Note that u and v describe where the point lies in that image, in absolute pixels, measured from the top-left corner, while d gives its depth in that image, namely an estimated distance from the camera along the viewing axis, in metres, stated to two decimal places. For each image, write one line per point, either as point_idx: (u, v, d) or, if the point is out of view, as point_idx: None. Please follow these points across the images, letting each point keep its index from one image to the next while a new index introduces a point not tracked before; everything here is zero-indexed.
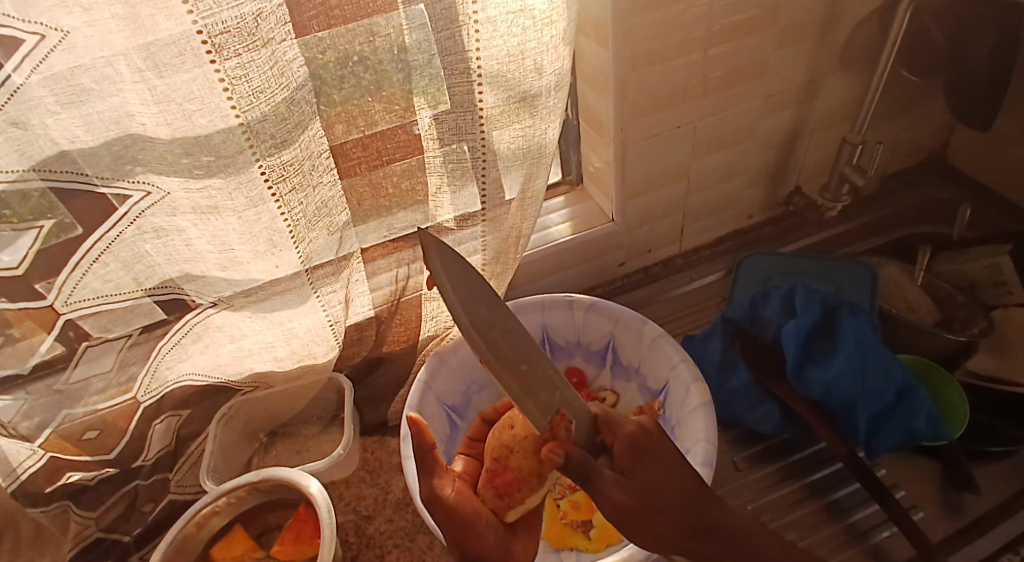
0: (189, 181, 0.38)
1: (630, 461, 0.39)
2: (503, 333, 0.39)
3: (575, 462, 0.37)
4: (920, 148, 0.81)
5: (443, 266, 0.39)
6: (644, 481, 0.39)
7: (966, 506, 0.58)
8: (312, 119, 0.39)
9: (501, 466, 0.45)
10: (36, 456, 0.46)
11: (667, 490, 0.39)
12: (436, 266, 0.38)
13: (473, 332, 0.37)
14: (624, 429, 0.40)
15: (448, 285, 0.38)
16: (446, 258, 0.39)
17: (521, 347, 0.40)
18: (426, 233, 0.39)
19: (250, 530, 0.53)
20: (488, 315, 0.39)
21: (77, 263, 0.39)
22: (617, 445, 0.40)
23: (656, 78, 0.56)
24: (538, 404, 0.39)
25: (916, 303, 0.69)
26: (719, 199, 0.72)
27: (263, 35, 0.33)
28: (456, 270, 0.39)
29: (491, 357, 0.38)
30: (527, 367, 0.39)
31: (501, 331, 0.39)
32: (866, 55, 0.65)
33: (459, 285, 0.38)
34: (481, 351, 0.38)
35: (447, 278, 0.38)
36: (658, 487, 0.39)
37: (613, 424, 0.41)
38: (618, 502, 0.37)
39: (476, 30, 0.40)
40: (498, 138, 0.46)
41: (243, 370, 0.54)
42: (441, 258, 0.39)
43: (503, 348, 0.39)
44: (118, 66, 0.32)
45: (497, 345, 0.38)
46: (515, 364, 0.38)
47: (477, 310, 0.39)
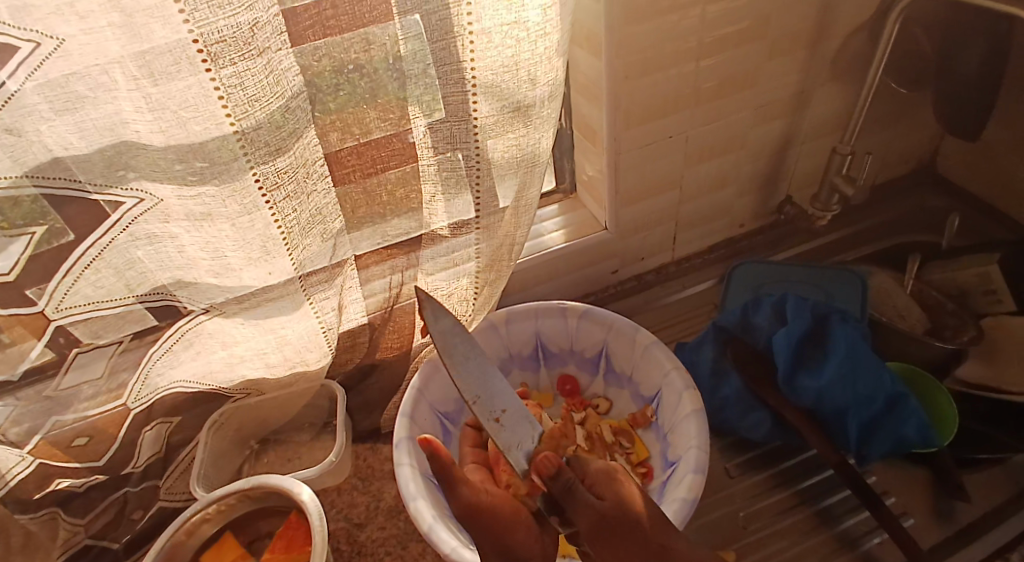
0: (183, 188, 0.38)
1: (603, 485, 0.42)
2: (485, 382, 0.47)
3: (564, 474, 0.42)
4: (908, 158, 0.82)
5: (434, 321, 0.47)
6: (617, 502, 0.41)
7: (955, 512, 0.58)
8: (307, 128, 0.39)
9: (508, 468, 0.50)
10: (25, 462, 0.46)
11: (638, 518, 0.40)
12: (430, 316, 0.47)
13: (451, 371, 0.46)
14: (595, 462, 0.44)
15: (437, 335, 0.47)
16: (435, 310, 0.48)
17: (502, 397, 0.47)
18: (421, 292, 0.47)
19: (241, 538, 0.53)
20: (471, 358, 0.48)
21: (69, 270, 0.38)
22: (589, 476, 0.43)
23: (648, 89, 0.56)
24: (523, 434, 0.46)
25: (906, 312, 0.70)
26: (711, 207, 0.73)
27: (259, 44, 0.33)
28: (447, 328, 0.48)
29: (474, 399, 0.46)
30: (504, 412, 0.46)
31: (479, 385, 0.47)
32: (855, 67, 0.66)
33: (448, 344, 0.47)
34: (464, 395, 0.46)
35: (440, 337, 0.47)
36: (631, 512, 0.40)
37: (585, 461, 0.45)
38: (596, 510, 0.40)
39: (471, 41, 0.40)
40: (493, 147, 0.46)
41: (235, 377, 0.53)
42: (432, 310, 0.47)
43: (483, 397, 0.46)
44: (114, 73, 0.32)
45: (480, 390, 0.47)
46: (490, 411, 0.46)
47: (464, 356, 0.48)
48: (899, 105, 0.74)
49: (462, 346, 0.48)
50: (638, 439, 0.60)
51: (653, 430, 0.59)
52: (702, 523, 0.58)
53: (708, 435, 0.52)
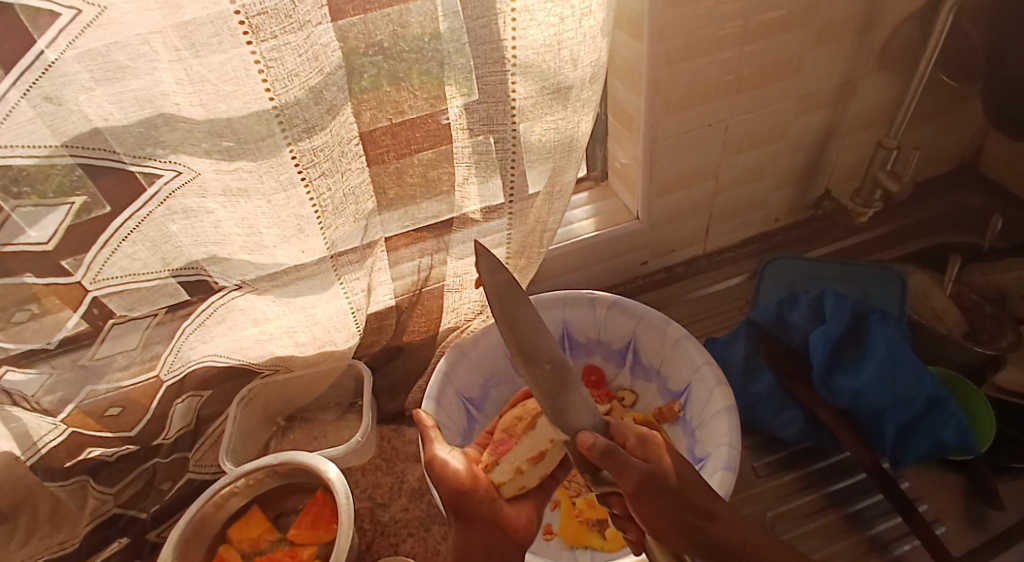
0: (220, 162, 0.38)
1: (642, 451, 0.41)
2: (536, 332, 0.43)
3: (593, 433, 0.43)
4: (952, 155, 0.79)
5: (489, 274, 0.43)
6: (659, 466, 0.40)
7: (990, 521, 0.57)
8: (343, 105, 0.39)
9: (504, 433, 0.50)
10: (57, 431, 0.47)
11: (677, 479, 0.40)
12: (485, 267, 0.43)
13: (505, 327, 0.42)
14: (634, 429, 0.43)
15: (489, 288, 0.43)
16: (491, 262, 0.43)
17: (552, 353, 0.43)
18: (478, 241, 0.43)
19: (267, 512, 0.54)
20: (525, 314, 0.43)
21: (106, 241, 0.39)
22: (629, 441, 0.42)
23: (687, 75, 0.55)
24: (559, 402, 0.42)
25: (944, 315, 0.68)
26: (747, 199, 0.71)
27: (301, 18, 0.33)
28: (498, 274, 0.43)
29: (521, 352, 0.42)
30: (550, 365, 0.42)
31: (535, 333, 0.43)
32: (905, 57, 0.63)
33: (500, 291, 0.43)
34: (512, 344, 0.42)
35: (490, 282, 0.43)
36: (672, 476, 0.40)
37: (623, 427, 0.44)
38: (640, 472, 0.39)
39: (512, 19, 0.39)
40: (528, 130, 0.46)
41: (264, 354, 0.54)
42: (487, 262, 0.43)
43: (532, 347, 0.42)
44: (155, 44, 0.32)
45: (531, 344, 0.42)
46: (540, 361, 0.42)
47: (516, 310, 0.43)
48: (947, 99, 0.71)
49: (517, 297, 0.43)
50: (664, 434, 0.59)
51: (681, 424, 0.58)
52: None
53: (740, 432, 0.52)
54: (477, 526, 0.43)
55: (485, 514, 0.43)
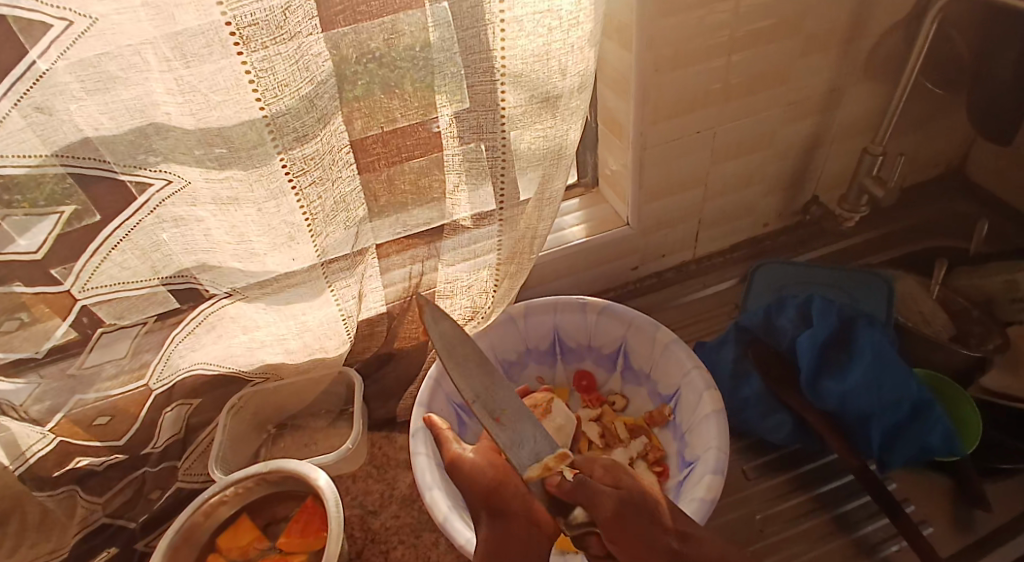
0: (210, 171, 0.38)
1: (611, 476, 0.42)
2: (485, 384, 0.48)
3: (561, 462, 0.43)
4: (937, 162, 0.80)
5: (433, 323, 0.49)
6: (630, 497, 0.40)
7: (975, 522, 0.57)
8: (334, 114, 0.39)
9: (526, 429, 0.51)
10: (45, 440, 0.47)
11: (655, 511, 0.39)
12: (428, 321, 0.49)
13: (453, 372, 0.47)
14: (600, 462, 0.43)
15: (437, 339, 0.48)
16: (435, 314, 0.50)
17: (501, 398, 0.47)
18: (422, 299, 0.50)
19: (257, 521, 0.53)
20: (473, 361, 0.49)
21: (96, 249, 0.39)
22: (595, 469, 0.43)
23: (675, 84, 0.55)
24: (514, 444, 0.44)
25: (931, 318, 0.69)
26: (735, 206, 0.72)
27: (291, 28, 0.33)
28: (447, 332, 0.49)
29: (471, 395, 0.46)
30: (509, 410, 0.46)
31: (484, 384, 0.47)
32: (890, 65, 0.64)
33: (450, 347, 0.48)
34: (465, 393, 0.46)
35: (440, 340, 0.48)
36: (648, 506, 0.40)
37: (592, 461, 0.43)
38: (612, 502, 0.39)
39: (501, 29, 0.39)
40: (518, 138, 0.46)
41: (255, 361, 0.54)
42: (432, 315, 0.49)
43: (484, 396, 0.46)
44: (146, 54, 0.32)
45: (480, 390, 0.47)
46: (496, 409, 0.46)
47: (463, 363, 0.48)
48: (932, 107, 0.72)
49: (464, 349, 0.49)
50: (654, 438, 0.59)
51: (670, 429, 0.59)
52: (717, 524, 0.58)
53: (728, 437, 0.52)
54: (515, 524, 0.41)
55: (518, 508, 0.41)
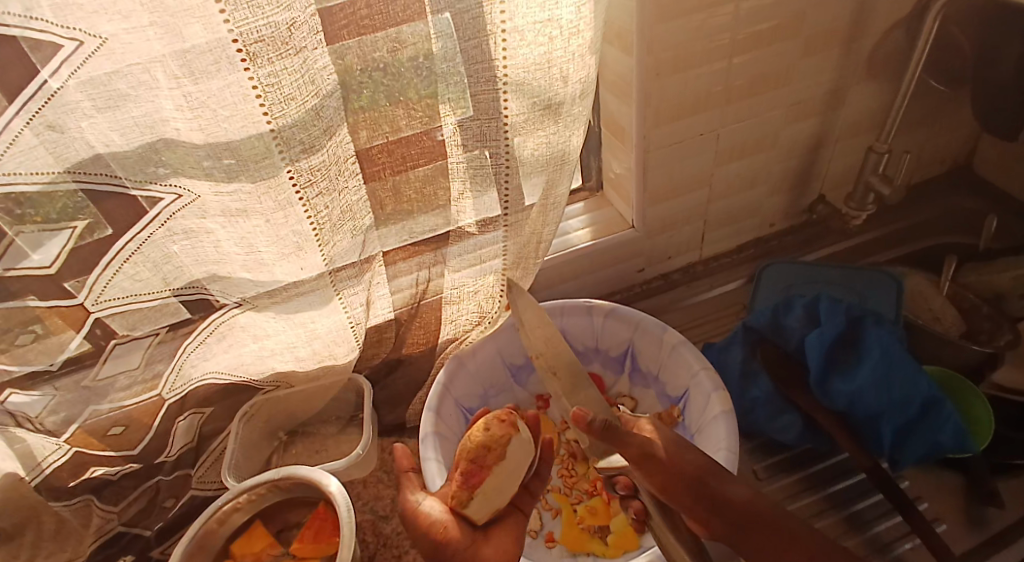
0: (218, 185, 0.38)
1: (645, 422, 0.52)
2: (553, 341, 0.58)
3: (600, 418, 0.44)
4: (944, 158, 0.80)
5: (518, 300, 0.56)
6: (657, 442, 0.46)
7: (989, 521, 0.57)
8: (340, 125, 0.40)
9: (472, 462, 0.44)
10: (61, 451, 0.47)
11: (687, 452, 0.46)
12: (513, 296, 0.56)
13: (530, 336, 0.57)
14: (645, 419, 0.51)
15: (518, 306, 0.56)
16: (521, 296, 0.56)
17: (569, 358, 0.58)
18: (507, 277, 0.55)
19: (270, 528, 0.54)
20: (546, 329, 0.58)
21: (108, 263, 0.39)
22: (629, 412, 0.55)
23: (678, 87, 0.56)
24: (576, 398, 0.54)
25: (941, 314, 0.68)
26: (741, 206, 0.72)
27: (296, 44, 0.34)
28: (529, 303, 0.56)
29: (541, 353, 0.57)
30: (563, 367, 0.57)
31: (552, 342, 0.58)
32: (893, 64, 0.64)
33: (530, 315, 0.56)
34: (533, 348, 0.58)
35: (521, 310, 0.56)
36: (679, 449, 0.46)
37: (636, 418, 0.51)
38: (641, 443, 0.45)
39: (503, 39, 0.40)
40: (522, 145, 0.46)
41: (266, 370, 0.54)
42: (517, 298, 0.55)
43: (549, 351, 0.57)
44: (154, 72, 0.33)
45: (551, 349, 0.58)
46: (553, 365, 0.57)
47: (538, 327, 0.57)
48: (937, 104, 0.72)
49: (541, 320, 0.57)
50: None
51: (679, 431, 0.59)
52: None
53: (738, 438, 0.52)
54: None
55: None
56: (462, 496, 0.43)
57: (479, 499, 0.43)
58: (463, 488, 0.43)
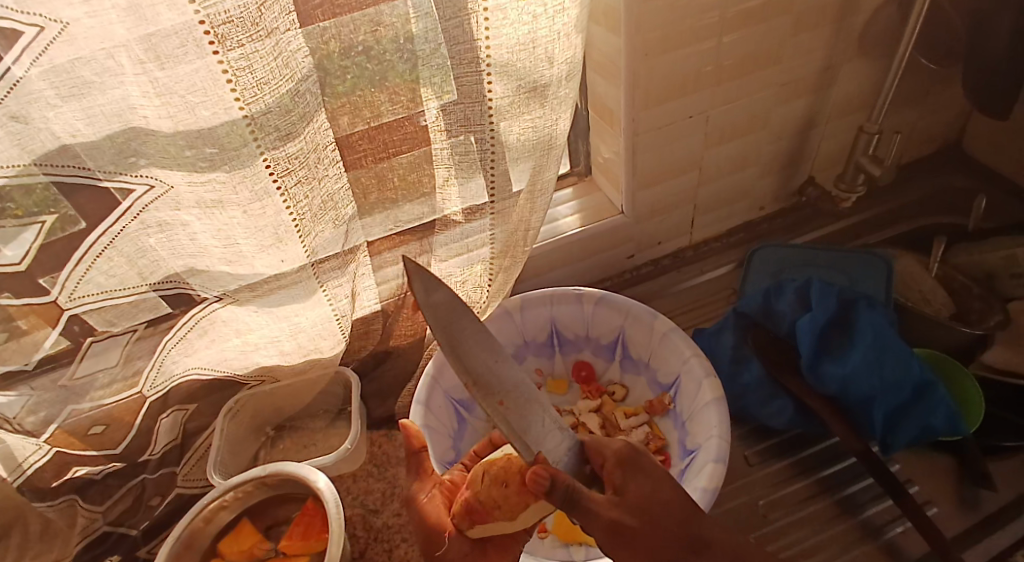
0: (193, 175, 0.37)
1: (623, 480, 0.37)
2: (487, 360, 0.38)
3: (562, 484, 0.35)
4: (934, 137, 0.79)
5: (425, 295, 0.38)
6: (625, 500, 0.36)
7: (980, 501, 0.57)
8: (318, 111, 0.38)
9: (477, 500, 0.41)
10: (41, 451, 0.46)
11: (664, 502, 0.37)
12: (420, 289, 0.38)
13: (453, 357, 0.37)
14: (612, 447, 0.39)
15: (427, 311, 0.37)
16: (426, 282, 0.38)
17: (502, 374, 0.39)
18: (407, 260, 0.38)
19: (258, 524, 0.53)
20: (470, 338, 0.39)
21: (80, 258, 0.38)
22: (606, 464, 0.38)
23: (667, 67, 0.54)
24: (521, 429, 0.37)
25: (931, 297, 0.68)
26: (731, 189, 0.71)
27: (267, 25, 0.32)
28: (443, 298, 0.38)
29: (472, 381, 0.37)
30: (509, 395, 0.38)
31: (483, 360, 0.38)
32: (884, 42, 0.63)
33: (442, 320, 0.37)
34: (462, 375, 0.36)
35: (431, 310, 0.37)
36: (655, 502, 0.36)
37: (601, 445, 0.40)
38: (610, 514, 0.35)
39: (485, 18, 0.38)
40: (508, 129, 0.45)
41: (250, 364, 0.53)
42: (423, 283, 0.38)
43: (485, 375, 0.37)
44: (120, 57, 0.31)
45: (478, 370, 0.37)
46: (497, 392, 0.37)
47: (458, 337, 0.38)
48: (927, 82, 0.71)
49: (459, 324, 0.38)
50: (655, 427, 0.59)
51: (671, 417, 0.58)
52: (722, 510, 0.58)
53: (730, 423, 0.52)
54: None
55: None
56: (462, 522, 0.42)
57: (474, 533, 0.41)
58: (464, 516, 0.42)
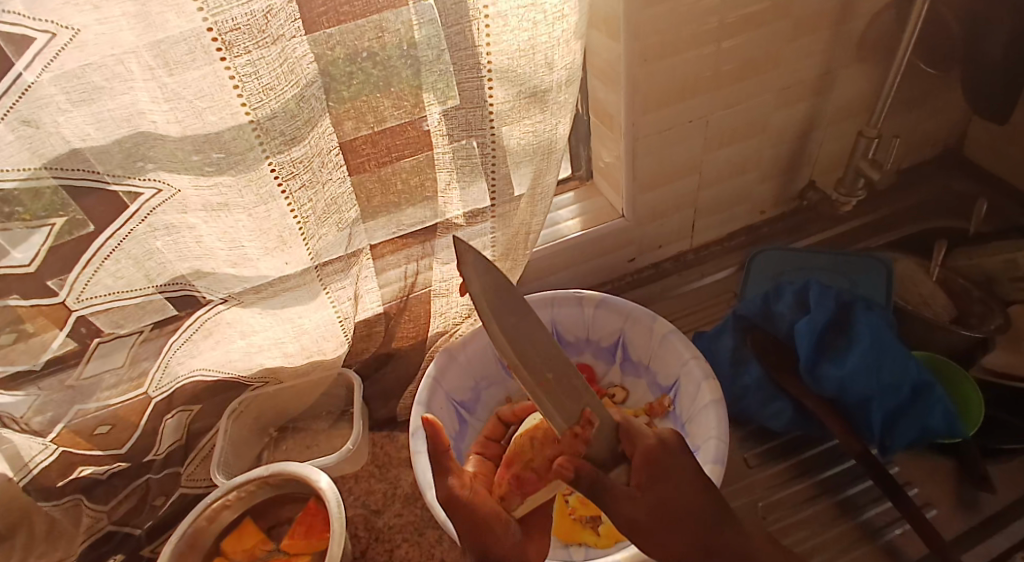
0: (199, 178, 0.38)
1: (647, 479, 0.38)
2: (534, 343, 0.40)
3: (587, 476, 0.36)
4: (934, 141, 0.79)
5: (476, 274, 0.39)
6: (646, 500, 0.38)
7: (980, 503, 0.57)
8: (322, 116, 0.39)
9: (530, 470, 0.44)
10: (48, 451, 0.47)
11: (681, 506, 0.39)
12: (472, 268, 0.39)
13: (500, 335, 0.38)
14: (644, 443, 0.39)
15: (478, 288, 0.39)
16: (480, 262, 0.40)
17: (548, 355, 0.40)
18: (460, 239, 0.39)
19: (261, 524, 0.54)
20: (517, 321, 0.40)
21: (89, 260, 0.39)
22: (635, 458, 0.39)
23: (667, 72, 0.55)
24: (558, 410, 0.38)
25: (932, 299, 0.69)
26: (731, 193, 0.72)
27: (273, 32, 0.33)
28: (494, 281, 0.39)
29: (515, 359, 0.38)
30: (553, 376, 0.39)
31: (532, 344, 0.39)
32: (882, 47, 0.64)
33: (492, 299, 0.39)
34: (506, 354, 0.38)
35: (480, 288, 0.39)
36: (672, 507, 0.38)
37: (633, 436, 0.39)
38: (629, 515, 0.37)
39: (486, 25, 0.39)
40: (509, 133, 0.46)
41: (254, 366, 0.54)
42: (476, 264, 0.39)
43: (531, 355, 0.39)
44: (129, 63, 0.32)
45: (523, 349, 0.39)
46: (542, 371, 0.38)
47: (507, 317, 0.39)
48: (927, 87, 0.71)
49: (507, 301, 0.40)
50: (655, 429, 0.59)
51: (670, 419, 0.59)
52: None
53: (728, 425, 0.52)
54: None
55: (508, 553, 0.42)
56: (511, 500, 0.43)
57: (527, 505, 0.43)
58: (514, 494, 0.43)
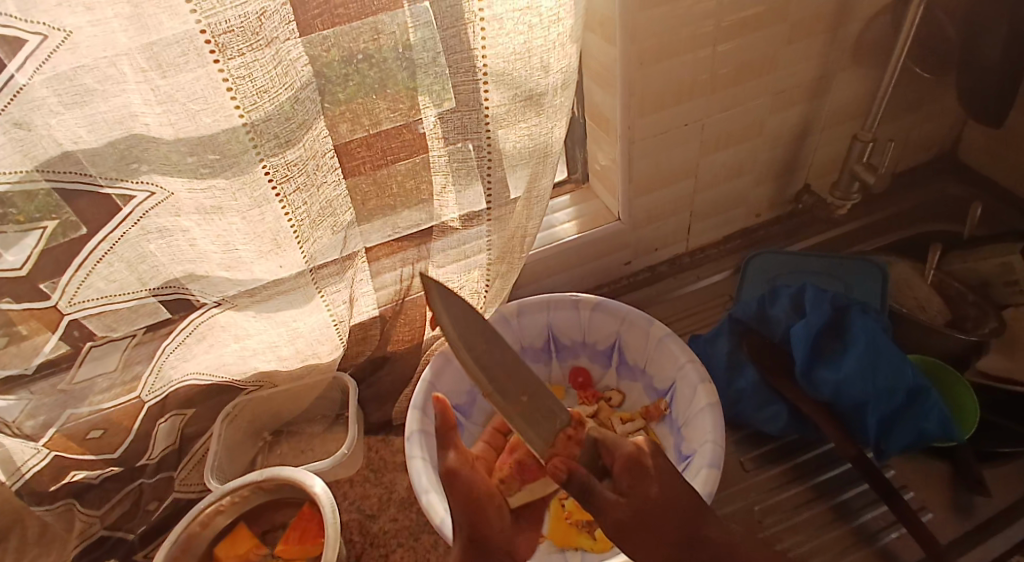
0: (193, 181, 0.37)
1: (630, 481, 0.38)
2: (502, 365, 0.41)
3: (579, 477, 0.36)
4: (929, 145, 0.80)
5: (446, 302, 0.41)
6: (633, 503, 0.38)
7: (975, 507, 0.57)
8: (316, 118, 0.39)
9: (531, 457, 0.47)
10: (40, 455, 0.46)
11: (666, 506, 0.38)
12: (440, 301, 0.41)
13: (473, 366, 0.39)
14: (623, 450, 0.39)
15: (449, 318, 0.40)
16: (452, 298, 0.41)
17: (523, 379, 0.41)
18: (424, 276, 0.41)
19: (254, 529, 0.53)
20: (493, 348, 0.41)
21: (82, 263, 0.38)
22: (615, 465, 0.39)
23: (662, 76, 0.55)
24: (537, 431, 0.40)
25: (927, 303, 0.69)
26: (728, 196, 0.72)
27: (267, 34, 0.33)
28: (459, 311, 0.41)
29: (490, 388, 0.39)
30: (527, 397, 0.40)
31: (503, 367, 0.40)
32: (877, 52, 0.64)
33: (463, 326, 0.40)
34: (482, 385, 0.39)
35: (450, 318, 0.40)
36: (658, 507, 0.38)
37: (611, 446, 0.40)
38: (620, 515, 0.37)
39: (482, 28, 0.39)
40: (504, 137, 0.46)
41: (249, 369, 0.54)
42: (439, 295, 0.41)
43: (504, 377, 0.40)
44: (122, 65, 0.31)
45: (497, 377, 0.40)
46: (516, 394, 0.40)
47: (482, 346, 0.41)
48: (921, 91, 0.72)
49: (481, 329, 0.41)
50: (651, 432, 0.59)
51: (667, 423, 0.59)
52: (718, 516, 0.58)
53: (724, 430, 0.52)
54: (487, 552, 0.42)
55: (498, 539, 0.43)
56: (511, 484, 0.46)
57: (525, 492, 0.45)
58: (514, 479, 0.46)
